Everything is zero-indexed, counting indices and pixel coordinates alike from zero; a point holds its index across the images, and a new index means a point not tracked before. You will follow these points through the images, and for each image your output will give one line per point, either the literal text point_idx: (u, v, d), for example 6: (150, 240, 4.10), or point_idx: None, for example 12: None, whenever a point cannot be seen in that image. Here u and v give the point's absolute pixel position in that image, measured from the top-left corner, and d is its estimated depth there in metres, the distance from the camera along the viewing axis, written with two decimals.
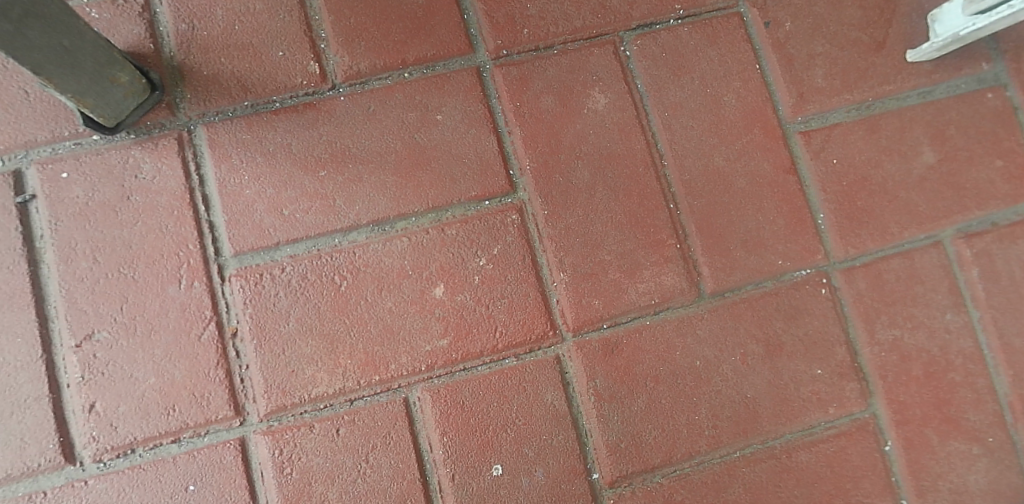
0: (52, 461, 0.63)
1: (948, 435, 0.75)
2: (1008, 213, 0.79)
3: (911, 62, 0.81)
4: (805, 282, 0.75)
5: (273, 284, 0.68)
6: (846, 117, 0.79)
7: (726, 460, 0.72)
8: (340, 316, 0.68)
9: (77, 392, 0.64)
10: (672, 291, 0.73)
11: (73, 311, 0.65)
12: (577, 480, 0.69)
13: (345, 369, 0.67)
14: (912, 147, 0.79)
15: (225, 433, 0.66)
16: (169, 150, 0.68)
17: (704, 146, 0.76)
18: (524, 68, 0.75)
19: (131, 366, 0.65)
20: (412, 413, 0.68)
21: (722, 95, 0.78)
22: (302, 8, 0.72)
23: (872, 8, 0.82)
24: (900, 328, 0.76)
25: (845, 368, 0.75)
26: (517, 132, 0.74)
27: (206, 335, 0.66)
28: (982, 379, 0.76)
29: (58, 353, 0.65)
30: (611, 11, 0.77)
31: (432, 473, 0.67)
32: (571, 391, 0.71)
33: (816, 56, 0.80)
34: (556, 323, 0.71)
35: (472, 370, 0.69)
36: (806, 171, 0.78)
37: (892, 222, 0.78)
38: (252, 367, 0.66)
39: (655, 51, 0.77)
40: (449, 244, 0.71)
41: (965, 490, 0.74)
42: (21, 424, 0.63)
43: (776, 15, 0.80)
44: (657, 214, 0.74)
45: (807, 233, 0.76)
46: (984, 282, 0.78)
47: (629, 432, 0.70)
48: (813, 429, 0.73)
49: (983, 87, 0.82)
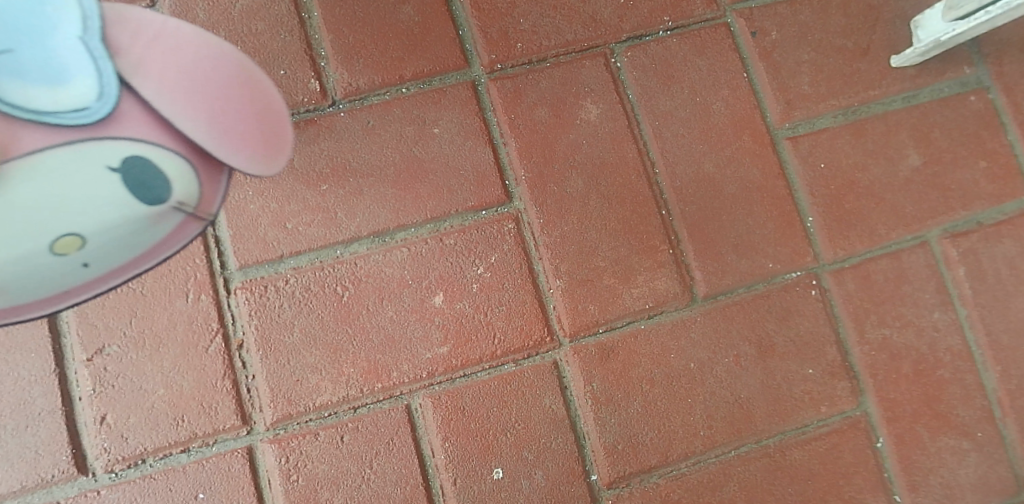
0: (65, 473, 0.65)
1: (939, 430, 0.76)
2: (992, 213, 0.82)
3: (896, 67, 0.83)
4: (795, 284, 0.77)
5: (278, 295, 0.69)
6: (832, 122, 0.82)
7: (721, 460, 0.73)
8: (344, 325, 0.70)
9: (89, 405, 0.66)
10: (666, 295, 0.75)
11: (85, 326, 0.67)
12: (576, 482, 0.71)
13: (349, 377, 0.69)
14: (898, 151, 0.82)
15: (232, 442, 0.67)
16: None
17: (695, 154, 0.78)
18: (518, 81, 0.77)
19: (141, 379, 0.67)
20: (414, 419, 0.70)
21: (711, 102, 0.80)
22: (303, 28, 0.74)
23: (856, 16, 0.84)
24: (890, 327, 0.78)
25: (836, 367, 0.76)
26: (512, 144, 0.76)
27: (213, 347, 0.68)
28: (970, 375, 0.78)
29: (70, 367, 0.67)
30: (602, 24, 0.80)
31: (435, 477, 0.69)
32: (569, 395, 0.72)
33: (802, 63, 0.82)
34: (553, 329, 0.73)
35: (471, 376, 0.71)
36: (795, 176, 0.80)
37: (880, 224, 0.80)
38: (258, 377, 0.68)
39: (645, 62, 0.80)
40: (448, 253, 0.73)
41: (956, 484, 0.76)
42: (35, 437, 0.65)
43: (763, 25, 0.82)
44: (649, 220, 0.76)
45: (796, 236, 0.78)
46: (970, 280, 0.80)
47: (626, 434, 0.72)
48: (806, 428, 0.75)
49: (966, 90, 0.84)
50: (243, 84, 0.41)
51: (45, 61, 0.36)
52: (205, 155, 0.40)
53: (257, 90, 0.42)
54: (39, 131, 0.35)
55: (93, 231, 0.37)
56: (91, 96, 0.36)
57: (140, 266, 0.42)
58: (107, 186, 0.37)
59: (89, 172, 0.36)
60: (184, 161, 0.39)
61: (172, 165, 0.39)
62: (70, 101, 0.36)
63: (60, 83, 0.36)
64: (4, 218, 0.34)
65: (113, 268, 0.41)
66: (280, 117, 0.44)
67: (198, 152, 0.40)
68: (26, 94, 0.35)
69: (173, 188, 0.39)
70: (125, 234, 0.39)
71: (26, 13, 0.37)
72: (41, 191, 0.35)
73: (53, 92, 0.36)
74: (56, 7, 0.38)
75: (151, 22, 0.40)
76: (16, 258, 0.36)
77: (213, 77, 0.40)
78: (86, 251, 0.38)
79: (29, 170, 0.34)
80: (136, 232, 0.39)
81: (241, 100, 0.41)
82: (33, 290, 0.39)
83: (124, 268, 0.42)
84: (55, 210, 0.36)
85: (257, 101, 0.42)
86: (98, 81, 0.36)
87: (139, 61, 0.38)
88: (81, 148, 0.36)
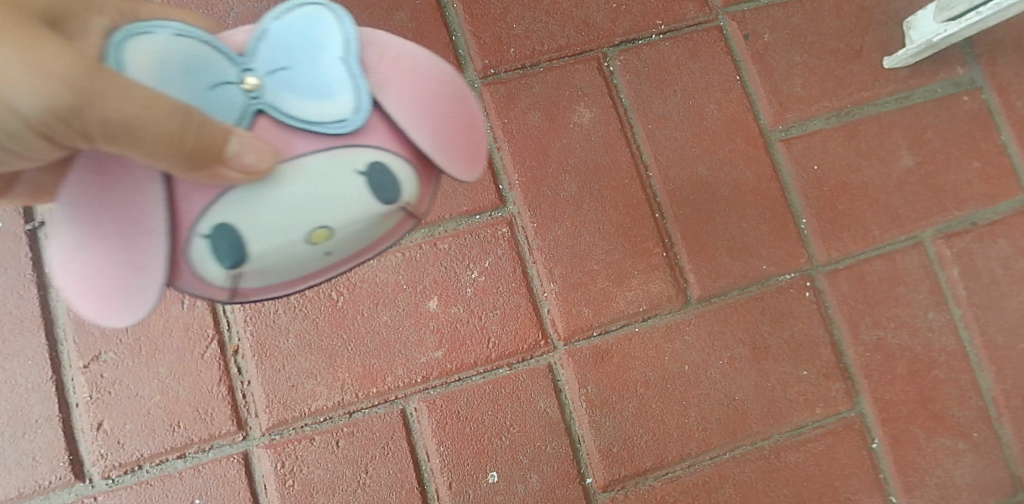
0: (63, 479, 0.65)
1: (935, 431, 0.76)
2: (986, 213, 0.82)
3: (889, 69, 0.84)
4: (789, 285, 0.77)
5: (273, 301, 0.70)
6: (826, 124, 0.82)
7: (717, 462, 0.73)
8: (339, 331, 0.70)
9: (86, 411, 0.66)
10: (660, 298, 0.75)
11: (81, 334, 0.68)
12: (571, 485, 0.71)
13: (344, 382, 0.70)
14: (891, 152, 0.82)
15: (227, 448, 0.68)
16: None
17: (688, 156, 0.79)
18: (511, 86, 0.77)
19: (137, 386, 0.67)
20: (409, 423, 0.70)
21: (704, 105, 0.80)
22: None
23: (848, 18, 0.84)
24: (884, 328, 0.78)
25: (830, 369, 0.76)
26: (506, 148, 0.76)
27: (209, 353, 0.69)
28: (965, 375, 0.78)
29: (67, 374, 0.67)
30: (594, 28, 0.80)
31: (430, 481, 0.69)
32: (563, 398, 0.73)
33: (795, 66, 0.82)
34: (547, 332, 0.73)
35: (466, 380, 0.71)
36: (788, 177, 0.80)
37: (873, 225, 0.80)
38: (254, 383, 0.69)
39: (638, 66, 0.80)
40: (442, 258, 0.73)
41: (952, 485, 0.76)
42: (33, 444, 0.66)
43: (755, 28, 0.83)
44: (643, 223, 0.76)
45: (790, 237, 0.78)
46: (964, 280, 0.80)
47: (621, 437, 0.72)
48: (801, 430, 0.75)
49: (959, 91, 0.84)
50: (459, 97, 0.42)
51: (316, 77, 0.38)
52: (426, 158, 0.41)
53: (468, 104, 0.42)
54: (309, 140, 0.37)
55: (346, 223, 0.38)
56: (348, 110, 0.38)
57: (370, 254, 0.43)
58: (358, 182, 0.38)
59: (340, 176, 0.37)
60: (410, 166, 0.40)
61: (401, 171, 0.40)
62: (333, 114, 0.38)
63: (327, 98, 0.38)
64: (267, 213, 0.36)
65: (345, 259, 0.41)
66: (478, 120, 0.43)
67: (422, 155, 0.41)
68: (299, 107, 0.37)
69: (404, 189, 0.40)
70: (364, 230, 0.39)
71: (302, 35, 0.39)
72: (298, 191, 0.36)
73: (321, 105, 0.38)
74: (324, 31, 0.40)
75: (390, 45, 0.41)
76: (286, 244, 0.37)
77: (435, 90, 0.41)
78: (333, 243, 0.38)
79: (309, 164, 0.37)
80: (373, 227, 0.40)
81: (458, 111, 0.41)
82: (282, 275, 0.39)
83: (356, 258, 0.42)
84: (333, 197, 0.37)
85: (467, 113, 0.42)
86: (355, 96, 0.38)
87: (384, 80, 0.39)
88: (339, 151, 0.37)
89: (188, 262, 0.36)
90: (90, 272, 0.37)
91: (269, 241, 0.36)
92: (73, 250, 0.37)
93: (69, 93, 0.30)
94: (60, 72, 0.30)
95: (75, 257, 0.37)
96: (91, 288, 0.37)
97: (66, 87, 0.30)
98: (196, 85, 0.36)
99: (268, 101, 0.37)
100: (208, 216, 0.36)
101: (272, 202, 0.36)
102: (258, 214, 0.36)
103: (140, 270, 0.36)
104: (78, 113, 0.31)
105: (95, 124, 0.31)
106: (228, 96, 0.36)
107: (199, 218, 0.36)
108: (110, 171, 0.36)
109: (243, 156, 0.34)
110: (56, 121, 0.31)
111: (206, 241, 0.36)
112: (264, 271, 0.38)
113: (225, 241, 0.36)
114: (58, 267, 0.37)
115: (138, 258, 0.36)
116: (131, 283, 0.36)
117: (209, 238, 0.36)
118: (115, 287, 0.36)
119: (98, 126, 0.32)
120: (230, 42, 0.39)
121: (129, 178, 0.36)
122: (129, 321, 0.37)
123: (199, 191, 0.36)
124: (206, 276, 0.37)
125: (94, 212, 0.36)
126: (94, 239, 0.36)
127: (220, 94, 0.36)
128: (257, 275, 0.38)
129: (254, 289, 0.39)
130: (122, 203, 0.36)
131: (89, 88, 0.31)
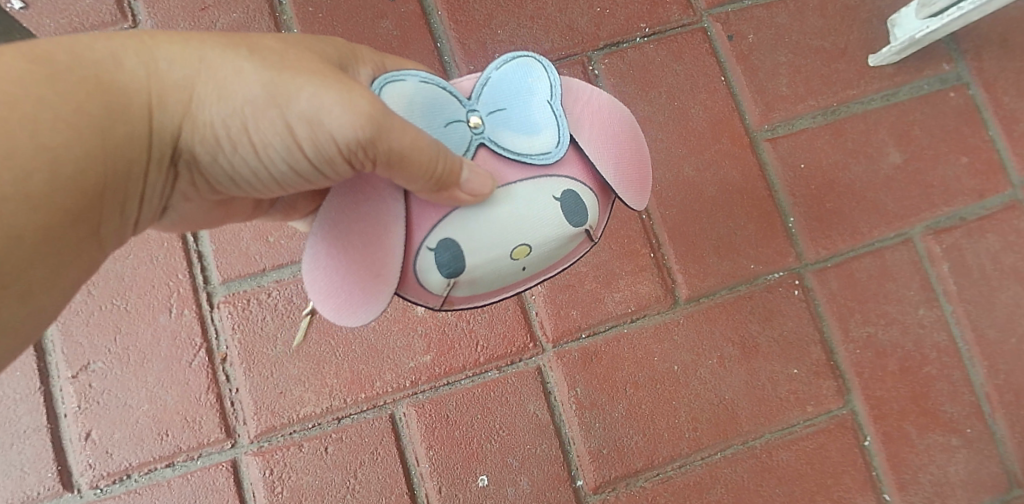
0: (51, 489, 0.65)
1: (927, 427, 0.76)
2: (975, 208, 0.82)
3: (874, 66, 0.84)
4: (778, 284, 0.77)
5: (260, 308, 0.70)
6: (812, 123, 0.82)
7: (708, 462, 0.73)
8: (326, 337, 0.71)
9: (75, 422, 0.67)
10: (648, 299, 0.75)
11: (69, 345, 0.68)
12: (561, 488, 0.71)
13: (332, 388, 0.70)
14: (878, 148, 0.82)
15: (217, 456, 0.67)
16: (173, 239, 0.71)
17: (674, 157, 0.79)
18: None
19: (125, 395, 0.67)
20: (398, 428, 0.70)
21: (689, 107, 0.80)
22: None
23: (833, 17, 0.85)
24: (874, 325, 0.78)
25: (821, 366, 0.76)
26: None
27: (197, 361, 0.69)
28: (958, 371, 0.78)
29: (55, 384, 0.67)
30: (578, 33, 0.81)
31: (419, 485, 0.69)
32: (552, 400, 0.72)
33: (780, 65, 0.83)
34: (535, 335, 0.73)
35: (455, 384, 0.71)
36: (775, 176, 0.80)
37: (862, 222, 0.80)
38: (242, 390, 0.69)
39: (623, 69, 0.81)
40: None
41: (946, 482, 0.75)
42: (21, 455, 0.66)
43: (739, 29, 0.83)
44: (630, 225, 0.76)
45: (778, 236, 0.78)
46: (955, 276, 0.80)
47: (610, 439, 0.72)
48: (792, 428, 0.75)
49: (946, 87, 0.84)
50: (634, 132, 0.45)
51: (527, 115, 0.41)
52: (604, 185, 0.45)
53: (640, 138, 0.45)
54: (519, 169, 0.41)
55: (544, 241, 0.42)
56: (551, 144, 0.41)
57: (555, 273, 0.46)
58: (554, 205, 0.41)
59: (542, 199, 0.41)
60: (593, 193, 0.44)
61: (588, 199, 0.43)
62: (539, 147, 0.41)
63: (534, 133, 0.41)
64: (483, 230, 0.40)
65: (535, 275, 0.44)
66: (647, 151, 0.46)
67: (602, 184, 0.44)
68: (513, 142, 0.41)
69: (590, 215, 0.43)
70: (556, 248, 0.43)
71: (516, 78, 0.42)
72: (510, 211, 0.40)
73: (530, 140, 0.41)
74: (534, 75, 0.43)
75: (578, 86, 0.44)
76: (496, 258, 0.40)
77: (614, 127, 0.44)
78: (531, 259, 0.42)
79: (519, 189, 0.40)
80: (563, 247, 0.43)
81: (632, 146, 0.45)
82: (484, 287, 0.43)
83: (541, 277, 0.45)
84: (537, 217, 0.41)
85: (639, 146, 0.45)
86: (557, 132, 0.42)
87: (575, 121, 0.43)
88: (543, 178, 0.41)
89: (415, 271, 0.40)
90: (331, 278, 0.40)
91: (483, 255, 0.40)
92: (317, 256, 0.41)
93: (368, 124, 0.35)
94: (363, 108, 0.35)
95: (319, 263, 0.41)
96: (332, 291, 0.41)
97: (366, 119, 0.35)
98: (434, 124, 0.40)
99: (489, 136, 0.41)
100: (436, 233, 0.40)
101: (488, 221, 0.40)
102: (475, 231, 0.40)
103: (378, 278, 0.40)
104: (372, 141, 0.35)
105: (383, 151, 0.35)
106: (460, 133, 0.40)
107: (428, 235, 0.40)
108: (358, 190, 0.40)
109: (472, 182, 0.38)
110: (357, 148, 0.36)
111: (431, 253, 0.40)
112: (473, 284, 0.41)
113: (447, 255, 0.40)
114: (306, 272, 0.41)
115: (377, 266, 0.39)
116: (366, 287, 0.40)
117: (434, 251, 0.40)
118: (353, 292, 0.40)
119: (383, 154, 0.36)
120: (458, 85, 0.42)
121: (377, 196, 0.40)
122: (360, 321, 0.40)
123: (432, 210, 0.40)
124: (426, 285, 0.41)
125: (343, 225, 0.40)
126: (339, 249, 0.40)
127: (453, 131, 0.40)
128: (466, 286, 0.42)
129: (461, 299, 0.43)
130: (369, 219, 0.39)
131: (381, 122, 0.35)
